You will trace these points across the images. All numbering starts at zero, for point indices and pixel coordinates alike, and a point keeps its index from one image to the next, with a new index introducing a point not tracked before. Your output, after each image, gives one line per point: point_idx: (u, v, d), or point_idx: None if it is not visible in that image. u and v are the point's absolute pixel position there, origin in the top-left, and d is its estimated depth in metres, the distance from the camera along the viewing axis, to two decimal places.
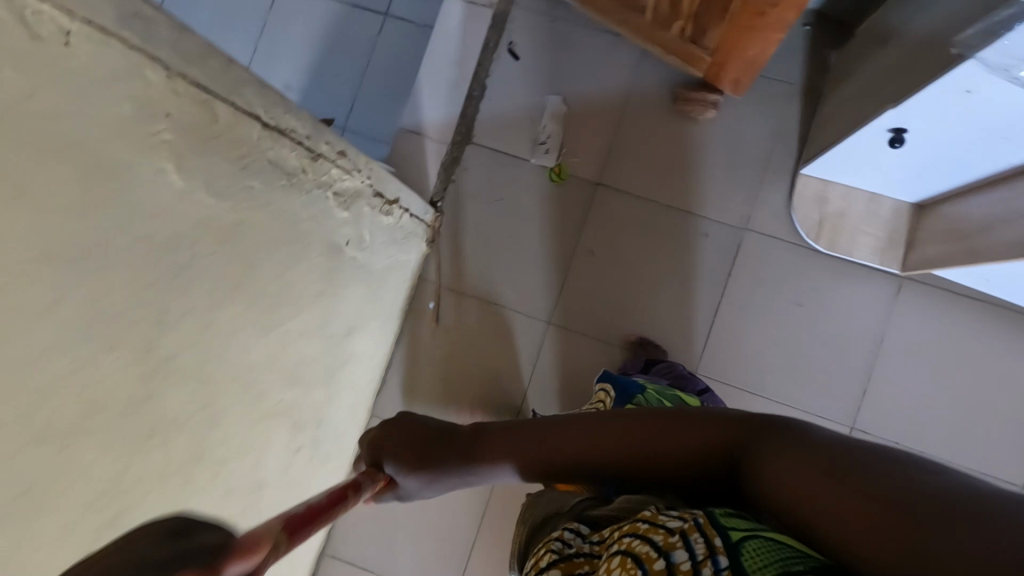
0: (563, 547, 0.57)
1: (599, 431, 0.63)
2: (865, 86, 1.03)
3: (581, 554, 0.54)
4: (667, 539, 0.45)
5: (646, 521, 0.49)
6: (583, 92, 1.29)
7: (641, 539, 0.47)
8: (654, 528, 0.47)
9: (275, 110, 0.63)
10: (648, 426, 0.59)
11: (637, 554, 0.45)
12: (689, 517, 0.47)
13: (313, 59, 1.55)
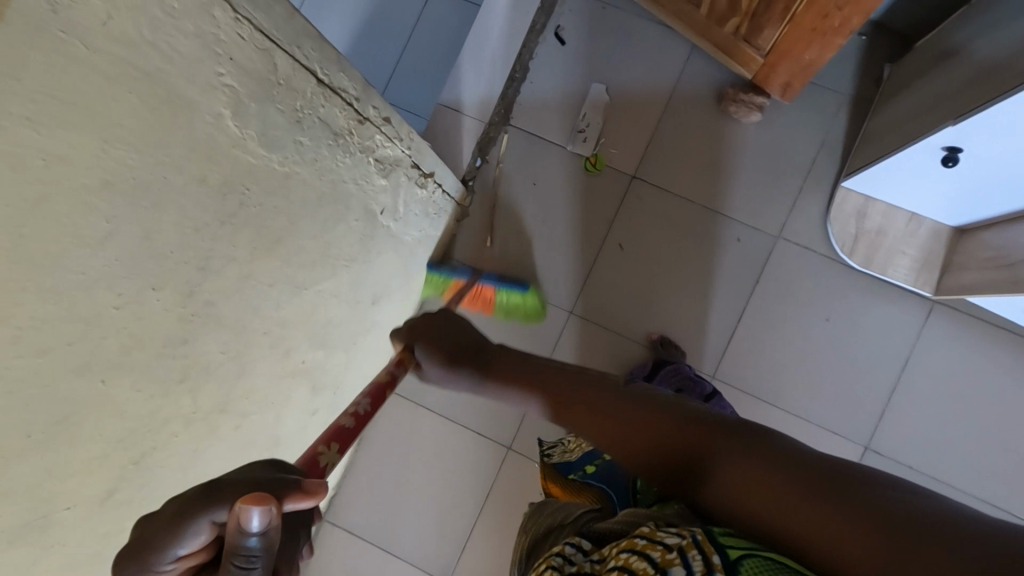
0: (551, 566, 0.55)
1: (580, 399, 0.65)
2: (923, 101, 1.00)
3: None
4: (665, 555, 0.44)
5: (643, 537, 0.47)
6: (627, 82, 1.27)
7: (639, 556, 0.45)
8: (652, 544, 0.46)
9: (331, 67, 0.62)
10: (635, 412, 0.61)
11: (635, 570, 0.44)
12: (687, 533, 0.46)
13: (357, 25, 1.54)
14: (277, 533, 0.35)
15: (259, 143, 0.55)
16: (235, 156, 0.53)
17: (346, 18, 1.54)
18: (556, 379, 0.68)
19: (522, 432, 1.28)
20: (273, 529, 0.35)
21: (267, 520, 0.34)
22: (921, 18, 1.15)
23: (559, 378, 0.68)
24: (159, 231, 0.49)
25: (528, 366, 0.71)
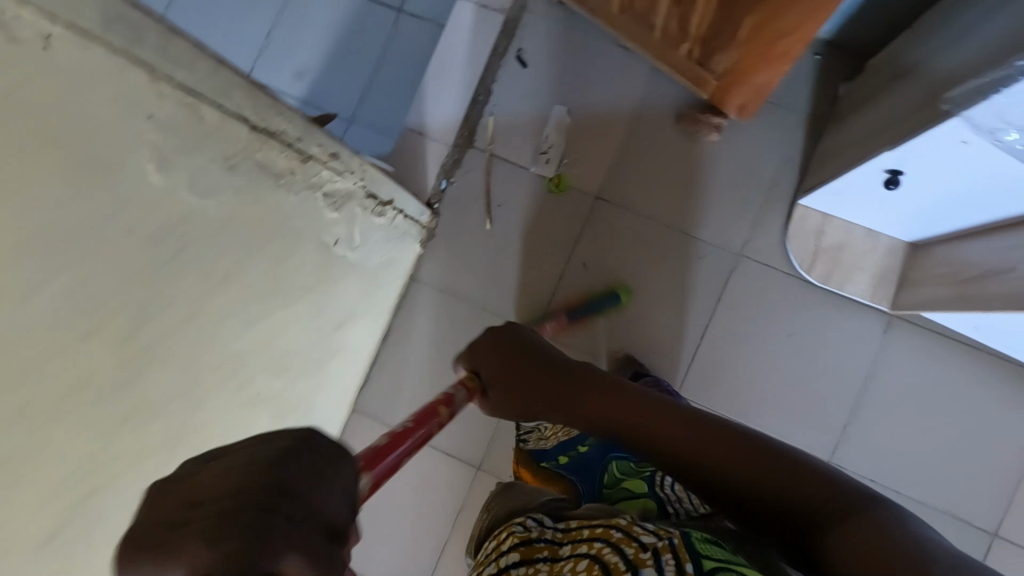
0: (526, 532, 0.65)
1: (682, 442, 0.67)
2: (873, 122, 1.02)
3: (543, 540, 0.62)
4: (639, 554, 0.52)
5: (619, 531, 0.57)
6: (588, 104, 1.28)
7: (613, 548, 0.54)
8: (628, 541, 0.55)
9: (265, 114, 0.64)
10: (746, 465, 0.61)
11: (608, 561, 0.53)
12: (665, 537, 0.54)
13: (326, 50, 1.56)
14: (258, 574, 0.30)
15: (191, 191, 0.57)
16: (166, 205, 0.55)
17: (314, 44, 1.56)
18: (639, 409, 0.72)
19: (493, 451, 1.29)
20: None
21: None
22: (872, 38, 1.17)
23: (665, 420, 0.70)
24: (88, 282, 0.50)
25: (610, 397, 0.75)
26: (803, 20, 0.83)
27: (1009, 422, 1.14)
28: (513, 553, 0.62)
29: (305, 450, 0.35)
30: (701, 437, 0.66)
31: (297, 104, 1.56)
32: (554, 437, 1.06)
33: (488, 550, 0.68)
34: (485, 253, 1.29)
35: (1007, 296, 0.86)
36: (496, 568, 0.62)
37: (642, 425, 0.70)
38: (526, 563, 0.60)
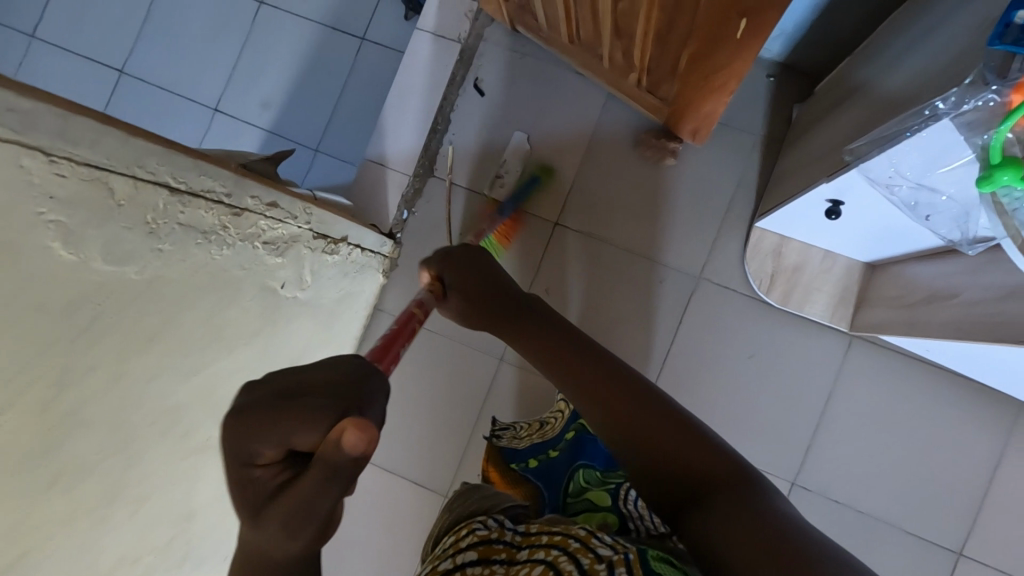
0: (487, 533, 0.68)
1: (596, 381, 0.63)
2: (819, 149, 1.02)
3: (502, 543, 0.65)
4: (592, 563, 0.55)
5: (578, 542, 0.60)
6: (546, 131, 1.29)
7: (568, 557, 0.57)
8: (584, 551, 0.57)
9: (186, 175, 0.65)
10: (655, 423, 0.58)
11: (559, 567, 0.56)
12: (621, 551, 0.57)
13: (291, 80, 1.57)
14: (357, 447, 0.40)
15: (105, 260, 0.57)
16: (78, 277, 0.55)
17: (280, 74, 1.58)
18: (565, 343, 0.70)
19: (459, 478, 1.29)
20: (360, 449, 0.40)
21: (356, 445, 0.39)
22: (824, 60, 1.17)
23: (589, 357, 0.67)
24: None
25: (543, 327, 0.73)
26: (731, 62, 0.84)
27: (971, 441, 1.14)
28: (472, 551, 0.65)
29: (341, 365, 0.46)
30: (608, 381, 0.63)
31: (264, 134, 1.58)
32: (529, 441, 1.08)
33: (448, 546, 0.71)
34: None
35: (948, 324, 0.86)
36: (455, 564, 0.65)
37: (558, 358, 0.68)
38: (482, 562, 0.63)
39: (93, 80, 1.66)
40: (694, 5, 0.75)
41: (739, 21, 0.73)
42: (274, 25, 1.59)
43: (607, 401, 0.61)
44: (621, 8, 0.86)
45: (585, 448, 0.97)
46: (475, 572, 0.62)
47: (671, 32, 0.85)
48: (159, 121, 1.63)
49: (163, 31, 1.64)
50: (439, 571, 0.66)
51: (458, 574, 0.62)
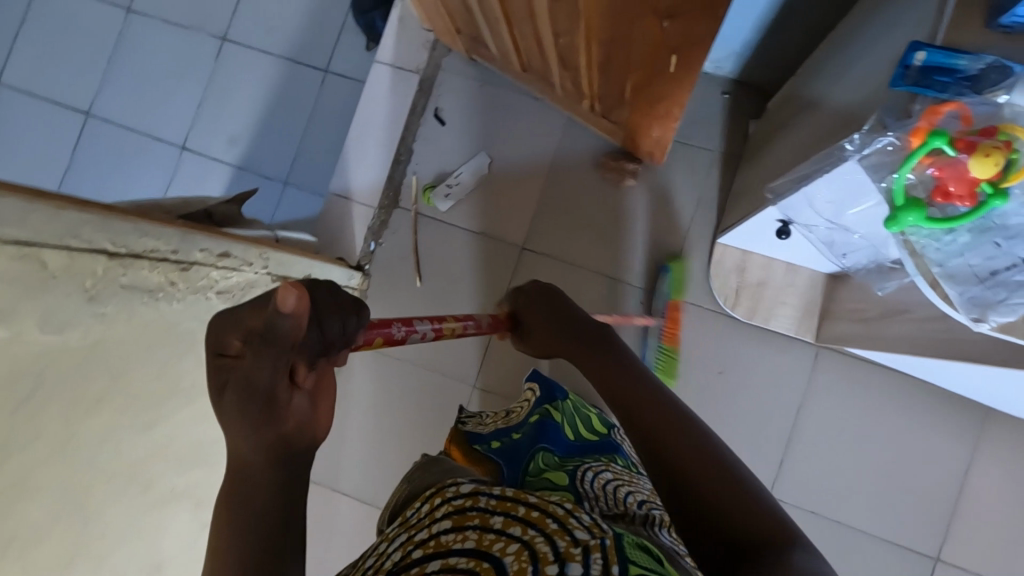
0: (462, 500, 0.60)
1: (659, 419, 0.59)
2: (771, 167, 1.04)
3: (475, 508, 0.58)
4: (568, 548, 0.48)
5: (556, 521, 0.52)
6: (507, 157, 1.30)
7: (544, 539, 0.50)
8: (561, 532, 0.50)
9: (127, 239, 0.65)
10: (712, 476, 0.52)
11: (535, 551, 0.49)
12: (598, 536, 0.50)
13: (256, 115, 1.58)
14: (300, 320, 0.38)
15: (43, 330, 0.57)
16: (15, 350, 0.55)
17: (245, 110, 1.58)
18: (631, 380, 0.67)
19: None
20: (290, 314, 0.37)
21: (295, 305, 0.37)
22: (775, 76, 1.19)
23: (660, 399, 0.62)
24: None
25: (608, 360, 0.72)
26: (671, 92, 0.85)
27: (940, 446, 1.15)
28: (445, 520, 0.58)
29: (326, 287, 0.46)
30: (665, 418, 0.59)
31: (232, 170, 1.58)
32: (494, 426, 1.01)
33: (420, 512, 0.64)
34: (418, 310, 1.31)
35: (902, 339, 0.87)
36: (426, 536, 0.57)
37: (617, 389, 0.65)
38: (456, 530, 0.55)
39: (60, 124, 1.66)
40: (628, 42, 0.75)
41: (670, 57, 0.74)
42: (238, 62, 1.60)
43: (654, 435, 0.57)
44: (562, 42, 0.87)
45: (548, 432, 0.94)
46: (447, 542, 0.54)
47: (611, 63, 0.86)
48: (126, 162, 1.63)
49: (127, 73, 1.64)
50: (407, 544, 0.57)
51: (429, 544, 0.55)
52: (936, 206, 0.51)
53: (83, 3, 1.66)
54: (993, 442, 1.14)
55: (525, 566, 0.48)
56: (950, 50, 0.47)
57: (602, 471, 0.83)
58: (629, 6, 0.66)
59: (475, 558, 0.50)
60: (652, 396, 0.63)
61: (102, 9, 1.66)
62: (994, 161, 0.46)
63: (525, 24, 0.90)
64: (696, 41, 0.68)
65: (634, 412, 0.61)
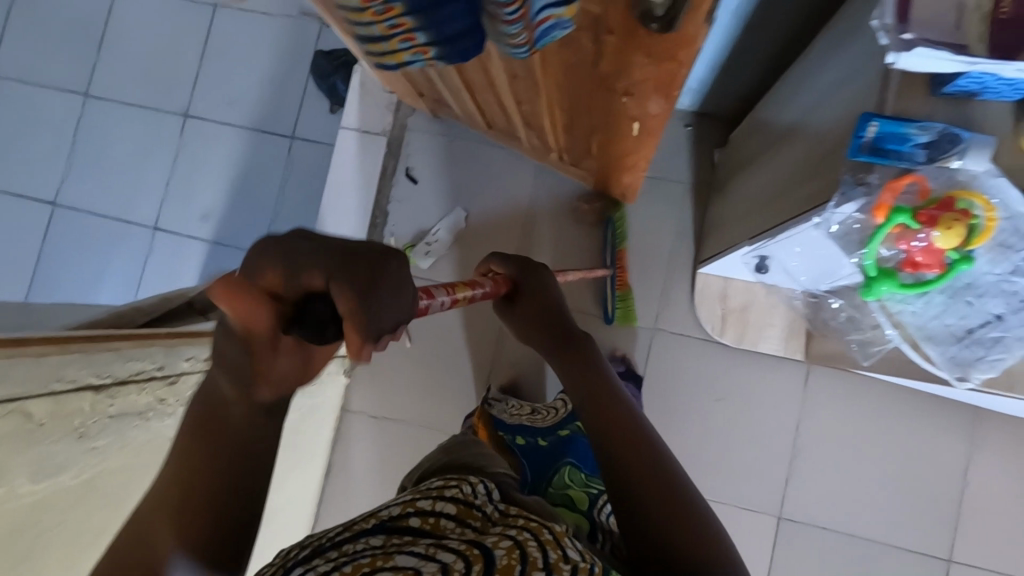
0: (469, 491, 0.59)
1: (618, 431, 0.60)
2: (741, 201, 1.06)
3: (481, 509, 0.58)
4: (558, 562, 0.50)
5: (550, 534, 0.54)
6: (483, 208, 1.31)
7: (537, 546, 0.52)
8: (554, 545, 0.52)
9: (112, 367, 0.64)
10: (671, 501, 0.55)
11: (526, 554, 0.50)
12: (586, 560, 0.53)
13: (227, 188, 1.57)
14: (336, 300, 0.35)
15: (34, 480, 0.56)
16: (8, 507, 0.53)
17: (215, 184, 1.58)
18: (602, 379, 0.67)
19: None
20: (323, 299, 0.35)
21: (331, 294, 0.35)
22: (734, 107, 1.22)
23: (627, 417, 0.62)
24: None
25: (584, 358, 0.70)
26: (636, 150, 0.86)
27: (938, 449, 1.17)
28: (450, 502, 0.57)
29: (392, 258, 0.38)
30: (629, 429, 0.60)
31: (207, 245, 1.57)
32: (521, 420, 1.09)
33: (432, 482, 0.62)
34: (410, 371, 1.31)
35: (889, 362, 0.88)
36: (428, 506, 0.57)
37: (590, 392, 0.65)
38: (458, 519, 0.55)
39: (26, 216, 1.63)
40: (590, 111, 0.77)
41: (632, 125, 0.75)
42: (203, 137, 1.59)
43: (627, 441, 0.59)
44: (525, 108, 0.89)
45: (576, 448, 0.98)
46: (445, 526, 0.54)
47: (576, 126, 0.87)
48: (97, 247, 1.61)
49: (90, 158, 1.63)
50: (408, 503, 0.58)
51: (430, 518, 0.55)
52: (909, 272, 0.63)
53: (37, 93, 1.65)
54: (988, 439, 1.16)
55: (514, 562, 0.49)
56: (900, 120, 0.52)
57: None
58: (589, 84, 0.67)
59: (468, 544, 0.51)
60: (616, 402, 0.64)
61: (58, 98, 1.64)
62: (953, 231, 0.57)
63: (487, 92, 0.91)
64: (655, 113, 0.70)
65: (604, 418, 0.62)
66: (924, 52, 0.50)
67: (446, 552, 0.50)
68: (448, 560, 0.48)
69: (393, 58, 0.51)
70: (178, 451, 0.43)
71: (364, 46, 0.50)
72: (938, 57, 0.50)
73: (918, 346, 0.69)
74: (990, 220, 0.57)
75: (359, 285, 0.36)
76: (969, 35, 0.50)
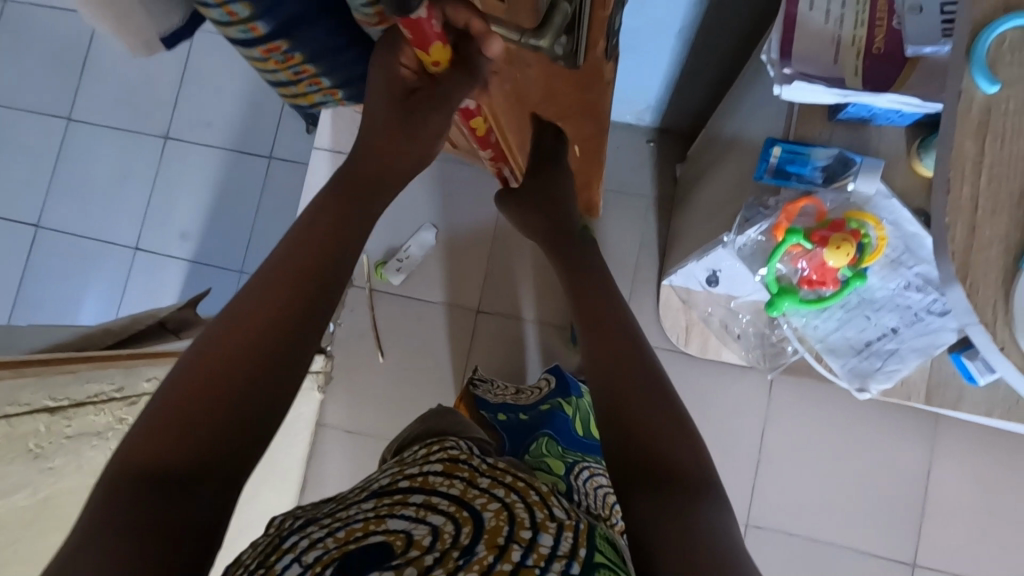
0: (457, 451, 0.61)
1: (615, 335, 0.64)
2: (698, 214, 1.08)
3: (467, 462, 0.59)
4: (545, 521, 0.51)
5: (538, 496, 0.55)
6: (452, 224, 1.34)
7: (525, 508, 0.53)
8: (541, 506, 0.53)
9: (68, 390, 0.66)
10: (656, 398, 0.57)
11: (514, 515, 0.51)
12: (574, 520, 0.53)
13: (206, 208, 1.60)
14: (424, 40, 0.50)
15: None
16: None
17: (194, 204, 1.61)
18: (620, 319, 0.66)
19: None
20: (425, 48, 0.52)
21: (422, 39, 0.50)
22: (693, 123, 1.25)
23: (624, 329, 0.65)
24: None
25: (597, 276, 0.73)
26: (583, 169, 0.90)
27: (901, 453, 1.19)
28: (437, 462, 0.59)
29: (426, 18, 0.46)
30: (623, 336, 0.64)
31: (186, 264, 1.60)
32: (503, 399, 1.07)
33: (417, 451, 0.64)
34: (383, 385, 1.34)
35: None
36: (417, 471, 0.59)
37: (591, 305, 0.68)
38: (445, 474, 0.57)
39: (9, 238, 1.66)
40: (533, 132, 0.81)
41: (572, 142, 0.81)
42: (182, 158, 1.63)
43: (627, 370, 0.60)
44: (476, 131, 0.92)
45: (555, 422, 0.96)
46: (434, 482, 0.56)
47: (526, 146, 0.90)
48: (79, 268, 1.64)
49: (72, 181, 1.66)
50: (397, 472, 0.60)
51: (417, 479, 0.57)
52: (808, 290, 0.66)
53: (20, 118, 1.68)
54: (948, 443, 1.19)
55: (502, 523, 0.50)
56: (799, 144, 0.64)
57: (599, 475, 0.80)
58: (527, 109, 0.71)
59: (456, 504, 0.53)
60: (617, 317, 0.67)
61: (40, 122, 1.68)
62: (844, 251, 0.61)
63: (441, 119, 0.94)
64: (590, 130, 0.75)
65: (599, 326, 0.66)
66: (801, 86, 0.58)
67: (434, 512, 0.52)
68: (438, 524, 0.51)
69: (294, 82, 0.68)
70: (227, 327, 0.48)
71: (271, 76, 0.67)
72: (815, 88, 0.57)
73: (823, 357, 0.71)
74: (883, 237, 0.62)
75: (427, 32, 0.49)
76: (844, 70, 0.58)
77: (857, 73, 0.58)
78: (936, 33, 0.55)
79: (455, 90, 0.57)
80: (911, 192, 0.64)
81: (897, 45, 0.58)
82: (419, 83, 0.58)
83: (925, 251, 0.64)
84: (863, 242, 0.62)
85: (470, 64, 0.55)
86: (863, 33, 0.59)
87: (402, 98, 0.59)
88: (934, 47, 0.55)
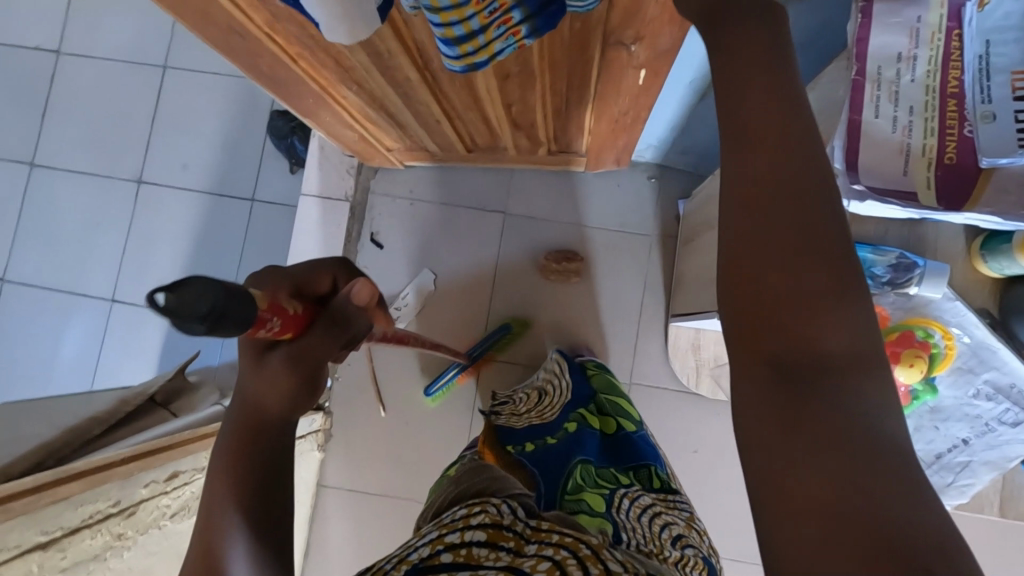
0: (500, 511, 0.49)
1: (779, 147, 0.35)
2: (698, 266, 1.06)
3: (512, 529, 0.48)
4: None
5: (588, 546, 0.46)
6: (453, 269, 1.30)
7: (577, 562, 0.44)
8: (593, 559, 0.45)
9: (61, 519, 0.60)
10: (817, 268, 0.33)
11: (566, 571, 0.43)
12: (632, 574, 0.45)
13: (185, 256, 1.52)
14: (285, 321, 0.45)
15: None
16: None
17: (173, 252, 1.53)
18: (797, 131, 0.35)
19: None
20: (290, 320, 0.45)
21: (281, 323, 0.44)
22: (694, 162, 1.22)
23: (804, 141, 0.35)
24: None
25: (769, 50, 0.37)
26: (634, 103, 0.86)
27: None
28: (479, 527, 0.48)
29: (264, 306, 0.42)
30: (789, 144, 0.35)
31: None
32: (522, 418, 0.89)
33: (456, 511, 0.51)
34: (387, 441, 1.28)
35: None
36: (456, 538, 0.47)
37: (755, 84, 0.36)
38: (490, 546, 0.46)
39: None
40: (587, 77, 0.77)
41: (639, 72, 0.75)
42: (159, 201, 1.54)
43: (760, 246, 0.34)
44: (515, 109, 0.88)
45: (582, 436, 0.80)
46: (478, 558, 0.46)
47: (567, 106, 0.89)
48: (50, 322, 1.54)
49: (38, 227, 1.56)
50: (436, 540, 0.48)
51: (460, 555, 0.46)
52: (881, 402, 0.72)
53: None
54: None
55: None
56: (863, 245, 0.69)
57: (641, 497, 0.69)
58: (594, 47, 0.67)
59: None
60: (797, 112, 0.35)
61: (4, 167, 1.57)
62: (918, 368, 0.69)
63: (468, 112, 0.91)
64: (665, 51, 0.69)
65: (753, 131, 0.35)
66: (872, 202, 0.59)
67: None
68: None
69: (485, 53, 0.48)
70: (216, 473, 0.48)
71: (444, 49, 0.45)
72: (888, 208, 0.58)
73: None
74: (951, 347, 0.70)
75: (285, 316, 0.45)
76: (915, 182, 0.56)
77: (930, 185, 0.56)
78: (1010, 143, 0.52)
79: (316, 337, 0.47)
80: (973, 291, 0.72)
81: (968, 154, 0.55)
82: (275, 344, 0.47)
83: (994, 359, 0.70)
84: (933, 353, 0.70)
85: (335, 316, 0.49)
86: (933, 141, 0.56)
87: (256, 366, 0.47)
88: (1010, 158, 0.52)
